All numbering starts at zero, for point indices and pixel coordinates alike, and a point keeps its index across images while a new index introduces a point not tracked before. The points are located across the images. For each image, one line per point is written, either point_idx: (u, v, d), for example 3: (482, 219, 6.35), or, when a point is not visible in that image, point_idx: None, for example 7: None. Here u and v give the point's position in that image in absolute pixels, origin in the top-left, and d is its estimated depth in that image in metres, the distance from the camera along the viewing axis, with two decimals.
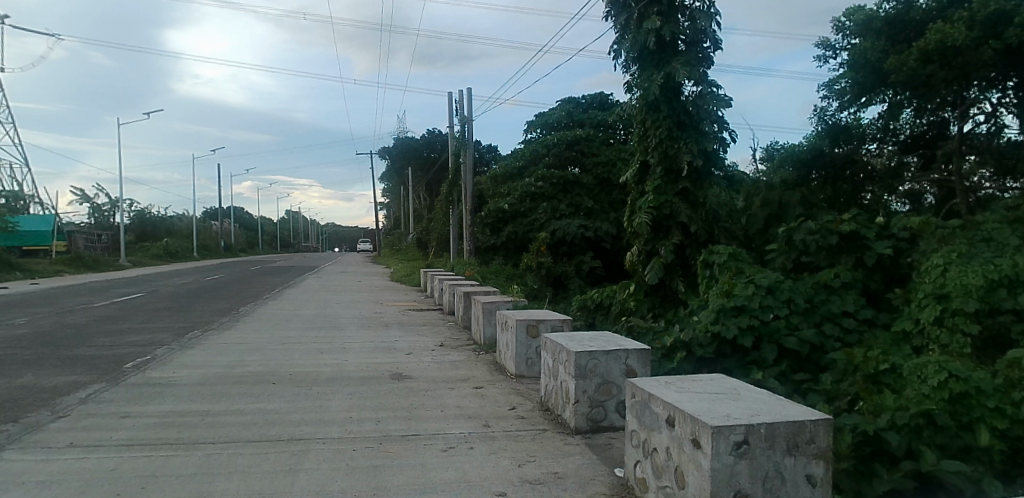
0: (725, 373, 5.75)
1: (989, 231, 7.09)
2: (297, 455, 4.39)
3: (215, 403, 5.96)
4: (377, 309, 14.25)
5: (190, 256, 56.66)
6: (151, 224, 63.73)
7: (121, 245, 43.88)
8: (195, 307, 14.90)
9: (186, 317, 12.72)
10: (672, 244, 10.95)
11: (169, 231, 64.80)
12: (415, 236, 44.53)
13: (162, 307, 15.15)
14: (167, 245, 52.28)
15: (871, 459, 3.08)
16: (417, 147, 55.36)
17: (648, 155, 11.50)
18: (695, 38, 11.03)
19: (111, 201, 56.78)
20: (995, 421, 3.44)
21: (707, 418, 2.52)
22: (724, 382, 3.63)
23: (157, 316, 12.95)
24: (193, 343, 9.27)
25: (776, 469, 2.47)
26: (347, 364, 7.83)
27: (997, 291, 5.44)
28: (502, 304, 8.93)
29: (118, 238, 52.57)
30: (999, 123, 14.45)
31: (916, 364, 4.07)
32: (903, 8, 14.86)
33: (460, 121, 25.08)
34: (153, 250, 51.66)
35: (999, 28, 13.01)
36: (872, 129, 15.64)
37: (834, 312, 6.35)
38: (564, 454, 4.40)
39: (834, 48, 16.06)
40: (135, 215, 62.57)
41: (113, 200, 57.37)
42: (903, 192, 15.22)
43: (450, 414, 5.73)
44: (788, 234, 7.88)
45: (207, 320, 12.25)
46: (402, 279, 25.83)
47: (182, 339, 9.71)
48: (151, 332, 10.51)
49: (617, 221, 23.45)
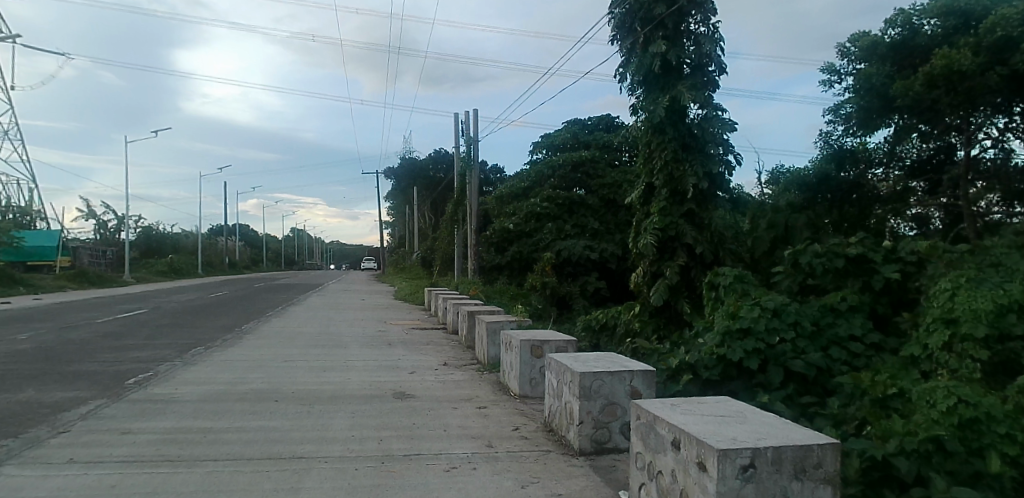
0: (730, 395, 5.74)
1: (997, 256, 7.09)
2: (298, 474, 4.39)
3: (217, 420, 5.97)
4: (380, 328, 14.23)
5: (194, 273, 56.91)
6: (155, 241, 64.02)
7: (126, 262, 44.16)
8: (198, 324, 14.88)
9: (187, 334, 12.72)
10: (678, 266, 10.93)
11: (175, 249, 65.34)
12: (418, 255, 44.57)
13: (163, 323, 15.13)
14: (171, 261, 52.74)
15: (880, 485, 3.10)
16: (422, 166, 55.96)
17: (653, 177, 11.52)
18: (701, 62, 11.18)
19: (119, 218, 57.26)
20: (1005, 448, 3.38)
21: (713, 441, 2.51)
22: (731, 404, 3.62)
23: (160, 333, 13.02)
24: (196, 360, 9.29)
25: (783, 492, 2.46)
26: (349, 382, 7.83)
27: (1005, 316, 5.40)
28: (506, 323, 8.92)
29: (123, 254, 52.99)
30: (1006, 148, 14.35)
31: (925, 389, 4.06)
32: (909, 34, 14.97)
33: (466, 140, 25.36)
34: (158, 267, 51.92)
35: (1006, 54, 13.14)
36: (879, 153, 15.59)
37: (841, 336, 6.32)
38: (567, 476, 4.38)
39: (838, 73, 16.15)
40: (141, 232, 63.08)
41: (120, 216, 57.82)
42: (910, 215, 15.21)
43: (453, 435, 5.71)
44: (794, 257, 7.95)
45: (211, 337, 12.34)
46: (406, 297, 25.77)
47: (186, 355, 9.77)
48: (154, 349, 10.52)
49: (622, 242, 23.33)
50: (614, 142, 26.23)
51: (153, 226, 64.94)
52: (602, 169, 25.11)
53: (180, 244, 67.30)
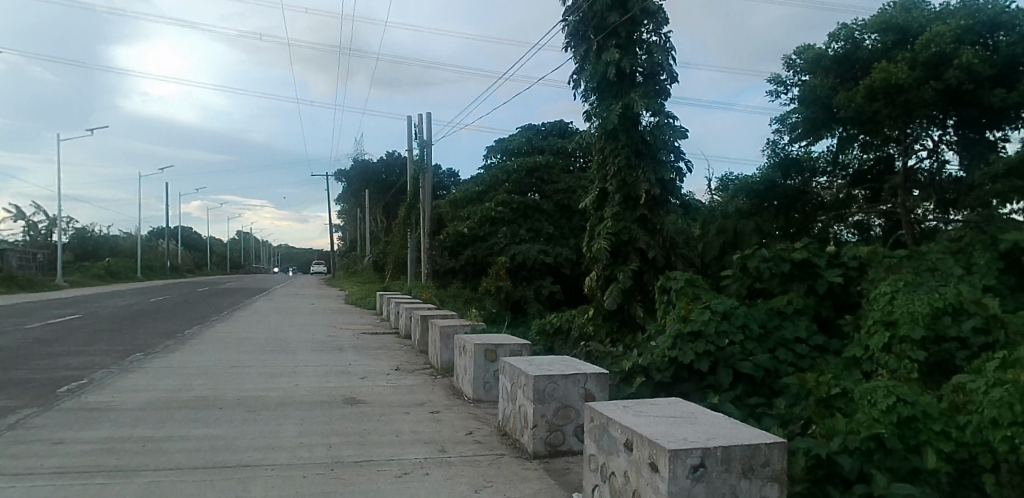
0: (682, 396, 5.90)
1: (933, 261, 7.33)
2: (244, 483, 4.30)
3: (158, 429, 5.77)
4: (330, 332, 13.98)
5: (133, 277, 54.61)
6: (91, 244, 61.26)
7: (54, 266, 41.98)
8: (134, 330, 14.31)
9: (123, 340, 12.23)
10: (631, 270, 11.09)
11: (112, 252, 62.69)
12: (371, 259, 44.06)
13: (97, 329, 14.48)
14: (109, 265, 50.69)
15: (824, 482, 3.26)
16: (375, 170, 55.49)
17: (607, 183, 11.70)
18: (652, 70, 11.44)
19: (52, 220, 54.49)
20: (942, 444, 3.58)
21: (664, 441, 2.58)
22: (682, 405, 3.72)
23: (94, 339, 12.47)
24: (133, 367, 8.94)
25: (732, 492, 2.54)
26: (298, 388, 7.68)
27: (942, 318, 5.68)
28: (459, 327, 8.90)
29: (55, 256, 50.49)
30: (941, 159, 15.07)
31: (866, 388, 4.21)
32: (851, 47, 15.63)
33: (419, 143, 25.24)
34: (94, 271, 49.68)
35: (940, 69, 13.86)
36: (823, 162, 16.28)
37: (787, 338, 6.56)
38: (521, 479, 4.40)
39: (785, 84, 16.74)
40: (76, 234, 60.34)
41: (53, 218, 55.05)
42: (852, 222, 15.89)
43: (405, 440, 5.67)
44: (743, 262, 8.20)
45: (149, 342, 11.89)
46: (357, 302, 25.35)
47: (123, 362, 9.39)
48: (88, 355, 10.09)
49: (577, 247, 23.57)
50: (567, 147, 26.46)
51: (89, 229, 62.19)
52: (556, 174, 25.26)
53: (118, 247, 64.41)
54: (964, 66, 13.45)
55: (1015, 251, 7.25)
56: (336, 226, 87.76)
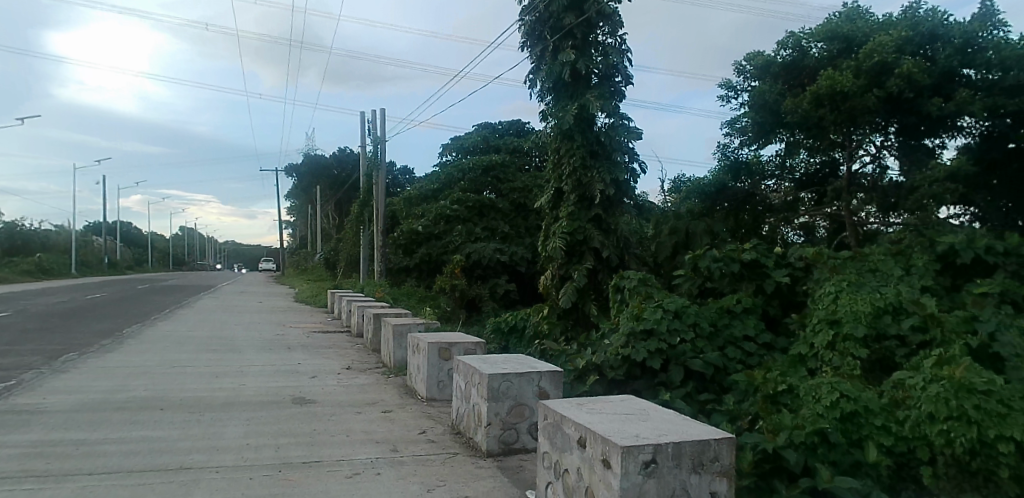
0: (634, 393, 6.03)
1: (875, 262, 7.57)
2: (188, 486, 4.18)
3: (93, 432, 5.54)
4: (278, 331, 13.69)
5: (66, 274, 52.06)
6: (20, 239, 58.13)
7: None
8: (65, 329, 13.64)
9: (53, 339, 11.65)
10: (585, 269, 11.22)
11: (43, 248, 59.64)
12: (322, 257, 43.32)
13: (23, 328, 13.74)
14: (39, 261, 48.32)
15: (771, 475, 3.39)
16: (327, 166, 54.61)
17: (563, 183, 11.80)
18: (608, 72, 11.60)
19: None
20: (882, 438, 3.70)
21: (617, 438, 2.63)
22: (635, 402, 3.79)
23: (22, 338, 11.85)
24: (66, 368, 8.54)
25: (682, 487, 2.61)
26: (245, 388, 7.49)
27: (883, 317, 5.93)
28: (413, 325, 8.85)
29: None
30: (882, 164, 15.77)
31: (812, 385, 4.30)
32: (798, 55, 16.20)
33: (373, 140, 24.90)
34: (23, 267, 47.16)
35: (882, 78, 14.48)
36: (771, 166, 16.95)
37: (736, 336, 6.75)
38: (475, 478, 4.41)
39: (735, 89, 17.22)
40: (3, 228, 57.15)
41: None
42: (798, 224, 16.54)
43: (356, 440, 5.60)
44: (695, 262, 8.42)
45: (83, 342, 11.38)
46: (308, 300, 24.81)
47: (54, 362, 8.97)
48: (16, 355, 9.58)
49: (532, 246, 23.70)
50: (523, 146, 26.55)
51: (18, 223, 58.98)
52: (512, 173, 25.30)
53: (51, 242, 61.32)
54: (905, 75, 14.09)
55: (951, 254, 7.58)
56: (288, 222, 85.77)
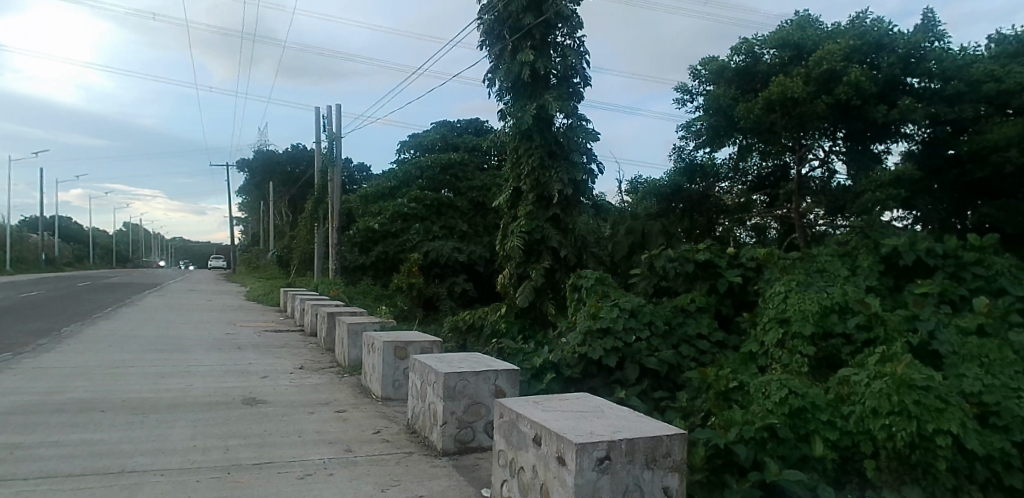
0: (591, 391, 6.13)
1: (822, 262, 7.84)
2: (133, 489, 4.06)
3: (27, 435, 5.31)
4: (227, 331, 13.33)
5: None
6: None
7: None
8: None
9: None
10: (542, 268, 11.30)
11: None
12: (274, 254, 42.35)
13: None
14: None
15: (722, 470, 3.50)
16: (281, 162, 53.41)
17: (521, 182, 11.87)
18: (566, 73, 11.73)
19: None
20: (828, 433, 3.85)
21: (571, 435, 2.69)
22: (590, 400, 3.86)
23: None
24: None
25: (636, 482, 2.67)
26: (193, 389, 7.29)
27: (830, 316, 6.16)
28: (368, 324, 8.76)
29: None
30: (830, 168, 16.35)
31: (762, 381, 4.43)
32: (751, 61, 16.67)
33: (329, 136, 24.46)
34: None
35: (830, 85, 15.01)
36: (725, 169, 17.42)
37: (689, 334, 6.92)
38: (430, 477, 4.41)
39: (690, 93, 17.63)
40: None
41: None
42: (751, 225, 17.30)
43: (309, 440, 5.52)
44: (651, 261, 8.60)
45: (14, 342, 10.83)
46: (260, 299, 24.22)
47: None
48: None
49: (491, 245, 23.73)
50: (482, 145, 26.56)
51: None
52: (470, 172, 25.33)
53: None
54: (853, 83, 14.63)
55: (894, 255, 7.90)
56: (240, 219, 83.52)
